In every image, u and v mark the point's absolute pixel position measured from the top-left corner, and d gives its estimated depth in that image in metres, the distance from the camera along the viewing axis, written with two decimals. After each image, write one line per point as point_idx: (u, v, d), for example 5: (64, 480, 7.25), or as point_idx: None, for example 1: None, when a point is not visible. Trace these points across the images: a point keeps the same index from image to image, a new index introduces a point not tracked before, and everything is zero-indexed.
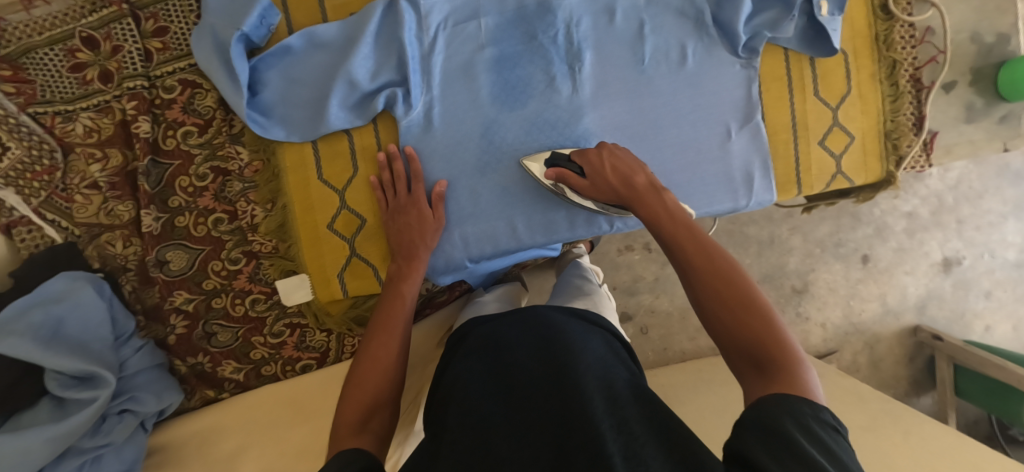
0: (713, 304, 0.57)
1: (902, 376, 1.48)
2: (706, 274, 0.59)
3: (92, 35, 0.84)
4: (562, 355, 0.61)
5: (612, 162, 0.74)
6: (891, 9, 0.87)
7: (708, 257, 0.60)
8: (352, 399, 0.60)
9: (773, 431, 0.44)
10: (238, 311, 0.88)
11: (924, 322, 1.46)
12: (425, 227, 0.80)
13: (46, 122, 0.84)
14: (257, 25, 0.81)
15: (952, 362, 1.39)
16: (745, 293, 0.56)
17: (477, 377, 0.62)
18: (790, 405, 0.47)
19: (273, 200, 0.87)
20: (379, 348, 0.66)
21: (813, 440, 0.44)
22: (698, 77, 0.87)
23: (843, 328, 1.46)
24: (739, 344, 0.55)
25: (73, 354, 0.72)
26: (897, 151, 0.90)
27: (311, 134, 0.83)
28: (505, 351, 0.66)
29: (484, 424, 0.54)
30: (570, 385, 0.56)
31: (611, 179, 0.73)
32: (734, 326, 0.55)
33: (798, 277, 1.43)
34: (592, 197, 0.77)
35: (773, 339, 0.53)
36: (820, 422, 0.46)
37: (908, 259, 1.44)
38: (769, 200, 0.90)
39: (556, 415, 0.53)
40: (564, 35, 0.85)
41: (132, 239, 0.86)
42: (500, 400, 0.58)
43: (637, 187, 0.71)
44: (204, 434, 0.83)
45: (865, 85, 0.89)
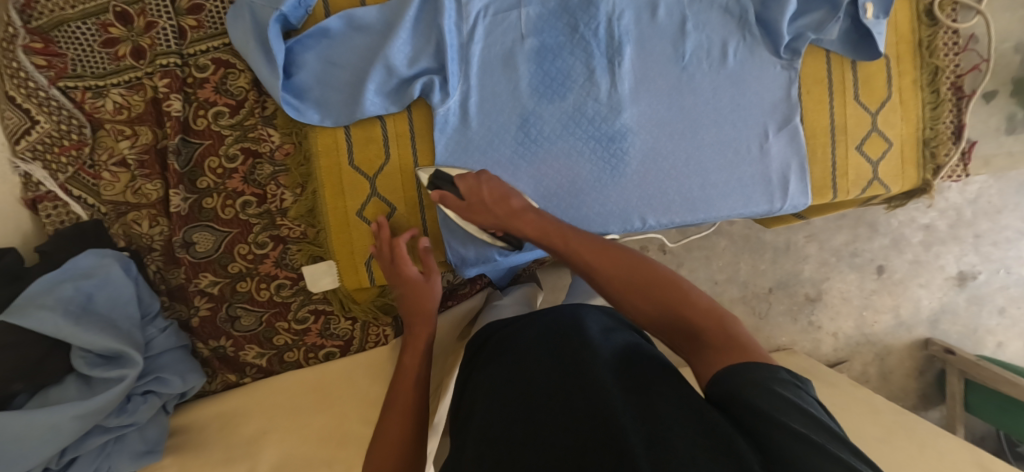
0: (626, 295, 0.66)
1: (911, 388, 1.48)
2: (610, 269, 0.68)
3: (126, 11, 0.82)
4: (578, 350, 0.60)
5: (489, 185, 0.76)
6: (936, 14, 0.86)
7: (607, 256, 0.69)
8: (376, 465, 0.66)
9: (745, 407, 0.48)
10: (264, 295, 0.87)
11: (936, 336, 1.46)
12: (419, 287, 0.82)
13: (76, 97, 0.82)
14: (295, 6, 0.79)
15: (963, 377, 1.38)
16: (648, 276, 0.66)
17: (495, 384, 0.61)
18: (749, 373, 0.51)
19: (303, 185, 0.86)
20: (394, 414, 0.71)
21: (778, 401, 0.47)
22: (740, 76, 0.86)
23: (854, 339, 1.45)
24: (666, 322, 0.63)
25: (103, 331, 0.71)
26: (936, 159, 0.89)
27: (345, 119, 0.82)
28: (520, 350, 0.65)
29: (507, 431, 0.53)
30: (590, 382, 0.54)
31: (487, 200, 0.76)
32: (653, 308, 0.64)
33: (812, 285, 1.42)
34: (470, 220, 0.79)
35: (689, 308, 0.62)
36: (779, 380, 0.50)
37: (924, 272, 1.43)
38: (804, 203, 0.89)
39: (575, 409, 0.52)
40: (606, 28, 0.83)
41: (159, 218, 0.85)
42: (514, 396, 0.57)
43: (513, 206, 0.75)
44: (225, 416, 0.84)
45: (907, 91, 0.89)
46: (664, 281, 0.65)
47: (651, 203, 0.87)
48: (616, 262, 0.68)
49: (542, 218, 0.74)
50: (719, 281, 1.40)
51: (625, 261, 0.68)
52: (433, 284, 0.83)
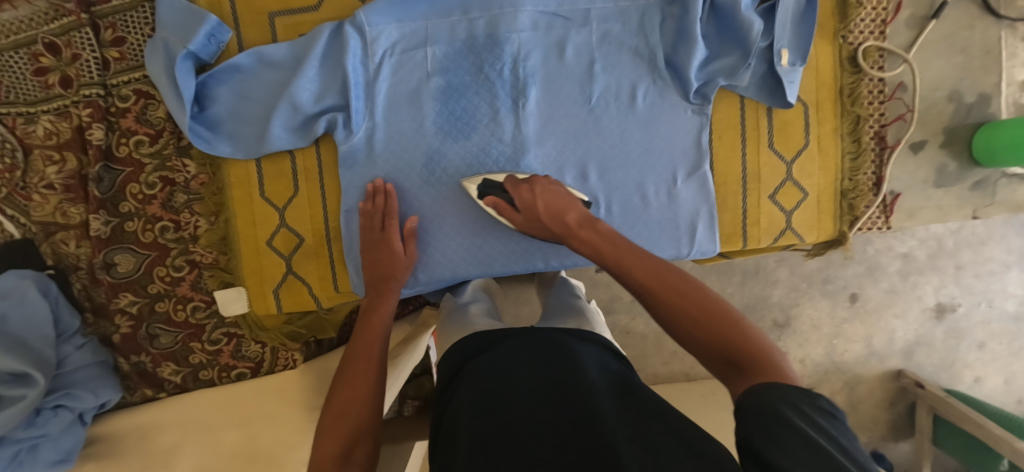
0: (680, 320, 0.57)
1: (880, 419, 1.42)
2: (661, 290, 0.59)
3: (55, 42, 0.86)
4: (569, 363, 0.56)
5: (543, 200, 0.76)
6: (859, 62, 0.83)
7: (659, 278, 0.60)
8: (334, 430, 0.59)
9: (764, 414, 0.42)
10: (180, 316, 0.91)
11: (910, 367, 1.40)
12: (397, 263, 0.82)
13: (9, 122, 0.88)
14: (206, 43, 0.81)
15: (932, 412, 1.33)
16: (704, 302, 0.56)
17: (476, 386, 0.55)
18: (781, 390, 0.44)
19: (216, 213, 0.89)
20: (350, 384, 0.65)
21: (806, 419, 0.41)
22: (648, 120, 0.85)
23: (823, 366, 1.40)
24: (712, 349, 0.54)
25: (9, 351, 0.75)
26: (853, 211, 0.87)
27: (255, 152, 0.85)
28: (514, 350, 0.60)
29: (502, 438, 0.47)
30: (579, 396, 0.51)
31: (543, 214, 0.75)
32: (699, 330, 0.55)
33: (781, 310, 1.37)
34: (526, 231, 0.79)
35: (742, 336, 0.53)
36: (818, 408, 0.42)
37: (899, 301, 1.37)
38: (713, 251, 0.88)
39: (563, 423, 0.48)
40: (511, 69, 0.83)
41: (83, 240, 0.89)
42: (498, 395, 0.53)
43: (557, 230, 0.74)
44: (141, 428, 0.86)
45: (826, 140, 0.86)
46: (710, 309, 0.56)
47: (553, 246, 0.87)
48: (667, 284, 0.59)
49: (597, 235, 0.70)
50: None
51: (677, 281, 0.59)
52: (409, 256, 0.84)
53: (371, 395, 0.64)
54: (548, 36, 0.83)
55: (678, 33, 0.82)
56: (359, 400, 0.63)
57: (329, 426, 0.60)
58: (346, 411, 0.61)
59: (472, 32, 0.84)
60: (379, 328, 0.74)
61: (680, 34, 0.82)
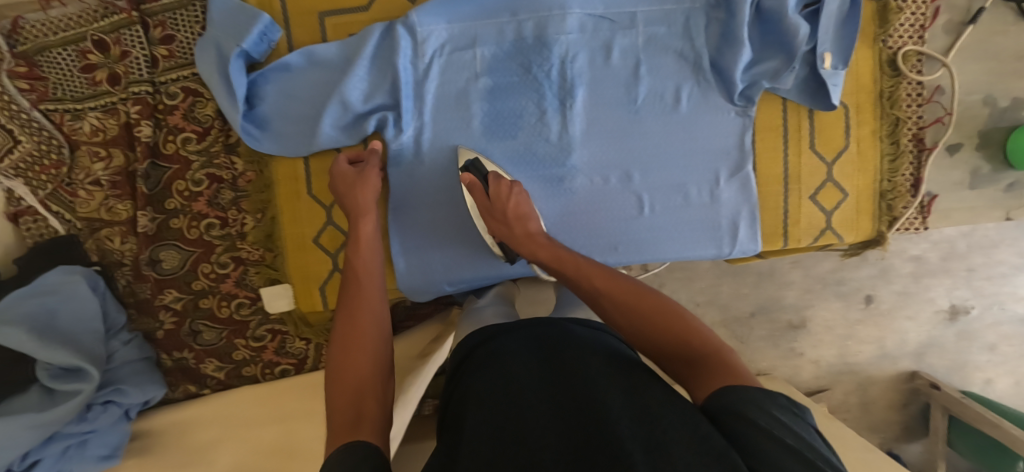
0: (638, 325, 0.62)
1: (892, 420, 1.44)
2: (621, 297, 0.65)
3: (103, 39, 0.87)
4: (575, 362, 0.55)
5: (515, 202, 0.78)
6: (899, 66, 0.86)
7: (617, 286, 0.67)
8: (339, 389, 0.58)
9: (733, 415, 0.46)
10: (224, 313, 0.91)
11: (923, 369, 1.41)
12: (367, 180, 0.80)
13: (56, 119, 0.88)
14: (257, 41, 0.82)
15: (947, 413, 1.34)
16: (661, 304, 0.63)
17: (479, 378, 0.56)
18: (745, 390, 0.49)
19: (262, 211, 0.89)
20: (355, 342, 0.64)
21: (772, 418, 0.45)
22: (693, 121, 0.86)
23: (837, 367, 1.41)
24: (665, 348, 0.60)
25: (65, 347, 0.75)
26: (892, 211, 0.89)
27: (303, 150, 0.85)
28: (516, 349, 0.59)
29: (505, 425, 0.48)
30: (587, 394, 0.50)
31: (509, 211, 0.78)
32: (649, 329, 0.61)
33: (795, 312, 1.39)
34: (489, 216, 0.81)
35: (691, 335, 0.59)
36: (779, 406, 0.47)
37: (911, 303, 1.39)
38: (754, 250, 0.89)
39: (570, 420, 0.47)
40: (559, 70, 0.84)
41: (129, 236, 0.90)
42: (504, 393, 0.52)
43: (517, 233, 0.78)
44: (182, 425, 0.86)
45: (865, 141, 0.87)
46: (659, 307, 0.62)
47: (601, 244, 0.88)
48: (626, 291, 0.66)
49: (552, 246, 0.76)
50: (699, 303, 1.37)
51: (628, 286, 0.66)
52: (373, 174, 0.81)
53: (375, 354, 0.63)
54: (594, 38, 0.84)
55: (724, 36, 0.82)
56: (361, 354, 0.62)
57: (338, 382, 0.59)
58: (348, 361, 0.61)
59: (520, 33, 0.84)
60: (376, 290, 0.71)
61: (726, 38, 0.82)
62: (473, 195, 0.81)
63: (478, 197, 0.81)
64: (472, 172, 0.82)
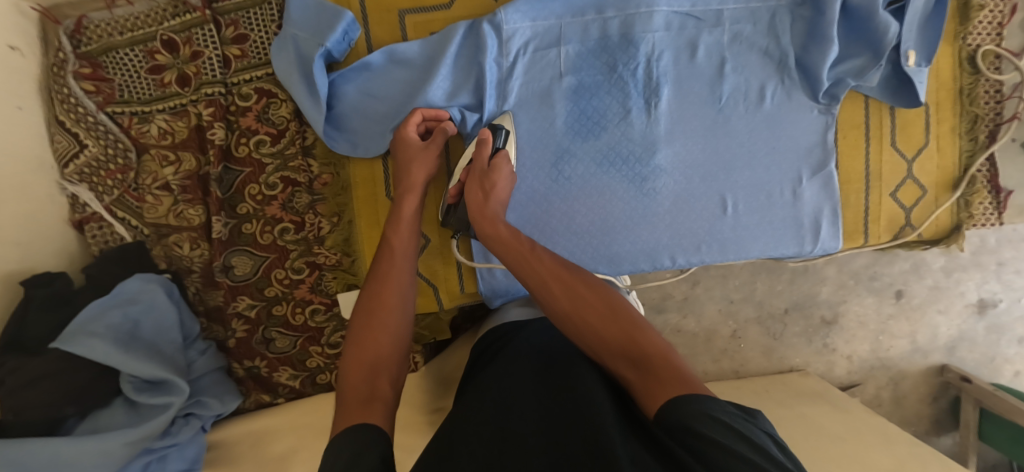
0: (592, 320, 0.64)
1: (923, 414, 1.38)
2: (575, 294, 0.66)
3: (173, 39, 0.84)
4: (571, 365, 0.62)
5: (500, 183, 0.76)
6: (978, 63, 0.85)
7: (573, 282, 0.68)
8: (354, 361, 0.63)
9: (684, 429, 0.48)
10: (298, 320, 0.89)
11: (953, 362, 1.35)
12: (426, 157, 0.79)
13: (123, 122, 0.85)
14: (339, 40, 0.80)
15: (979, 406, 1.28)
16: (614, 303, 0.65)
17: (479, 392, 0.60)
18: (696, 400, 0.50)
19: (339, 214, 0.87)
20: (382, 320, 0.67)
21: (726, 429, 0.47)
22: (777, 120, 0.86)
23: (869, 362, 1.36)
24: (620, 346, 0.61)
25: (150, 359, 0.73)
26: (970, 208, 0.89)
27: (384, 152, 0.84)
28: (518, 355, 0.67)
29: (501, 426, 0.53)
30: (582, 400, 0.55)
31: (484, 188, 0.75)
32: (603, 328, 0.63)
33: (829, 308, 1.33)
34: (472, 185, 0.76)
35: (642, 334, 0.61)
36: (728, 414, 0.49)
37: (943, 297, 1.32)
38: (835, 248, 0.89)
39: (560, 414, 0.54)
40: (645, 68, 0.83)
41: (199, 242, 0.87)
42: (499, 392, 0.58)
43: (487, 209, 0.74)
44: (257, 434, 0.83)
45: (945, 138, 0.88)
46: (613, 308, 0.64)
47: (683, 243, 0.87)
48: (583, 287, 0.67)
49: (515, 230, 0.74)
50: (735, 300, 1.32)
51: (585, 284, 0.68)
52: (433, 149, 0.79)
53: (395, 334, 0.67)
54: (679, 36, 0.83)
55: (810, 34, 0.82)
56: (381, 339, 0.65)
57: (352, 362, 0.63)
58: (366, 344, 0.65)
59: (606, 31, 0.83)
60: (402, 282, 0.72)
61: (812, 36, 0.82)
62: (477, 152, 0.77)
63: (473, 169, 0.77)
64: (493, 132, 0.79)
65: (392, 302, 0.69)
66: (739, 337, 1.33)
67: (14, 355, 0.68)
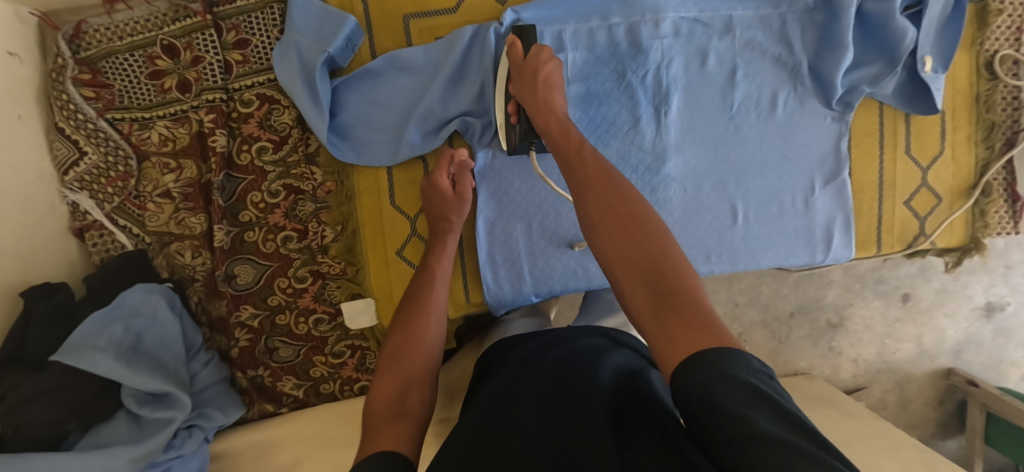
0: (616, 230, 0.59)
1: (929, 417, 1.36)
2: (605, 202, 0.61)
3: (173, 44, 0.82)
4: (581, 364, 0.59)
5: (549, 68, 0.72)
6: (995, 68, 0.83)
7: (606, 185, 0.62)
8: (388, 378, 0.63)
9: (700, 397, 0.41)
10: (302, 329, 0.88)
11: (959, 366, 1.34)
12: (456, 203, 0.79)
13: (123, 128, 0.84)
14: (343, 47, 0.78)
15: (985, 410, 1.26)
16: (645, 217, 0.59)
17: (481, 406, 0.58)
18: (713, 358, 0.43)
19: (343, 223, 0.86)
20: (413, 337, 0.68)
21: (748, 395, 0.40)
22: (788, 126, 0.84)
23: (875, 366, 1.34)
24: (639, 264, 0.55)
25: (153, 372, 0.72)
26: (985, 218, 0.87)
27: (389, 160, 0.82)
28: (528, 365, 0.63)
29: (496, 438, 0.51)
30: (584, 403, 0.52)
31: (533, 81, 0.72)
32: (629, 246, 0.57)
33: (835, 311, 1.32)
34: (516, 77, 0.73)
35: (667, 258, 0.55)
36: (752, 373, 0.42)
37: (951, 300, 1.31)
38: (847, 256, 0.87)
39: (555, 428, 0.50)
40: (654, 75, 0.82)
41: (201, 250, 0.85)
42: (501, 410, 0.55)
43: (541, 99, 0.71)
44: (261, 445, 0.82)
45: (960, 147, 0.86)
46: (643, 224, 0.58)
47: (693, 253, 0.86)
48: (612, 196, 0.61)
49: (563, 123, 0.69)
50: (740, 303, 1.31)
51: (620, 194, 0.61)
52: (463, 195, 0.79)
53: (426, 358, 0.67)
54: (690, 42, 0.81)
55: (823, 40, 0.81)
56: (414, 359, 0.66)
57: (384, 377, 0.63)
58: (398, 363, 0.65)
59: (614, 38, 0.81)
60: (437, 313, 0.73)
61: (826, 42, 0.80)
62: (511, 52, 0.75)
63: (518, 67, 0.73)
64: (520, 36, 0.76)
65: (430, 321, 0.71)
66: (744, 340, 1.32)
67: (17, 370, 0.67)
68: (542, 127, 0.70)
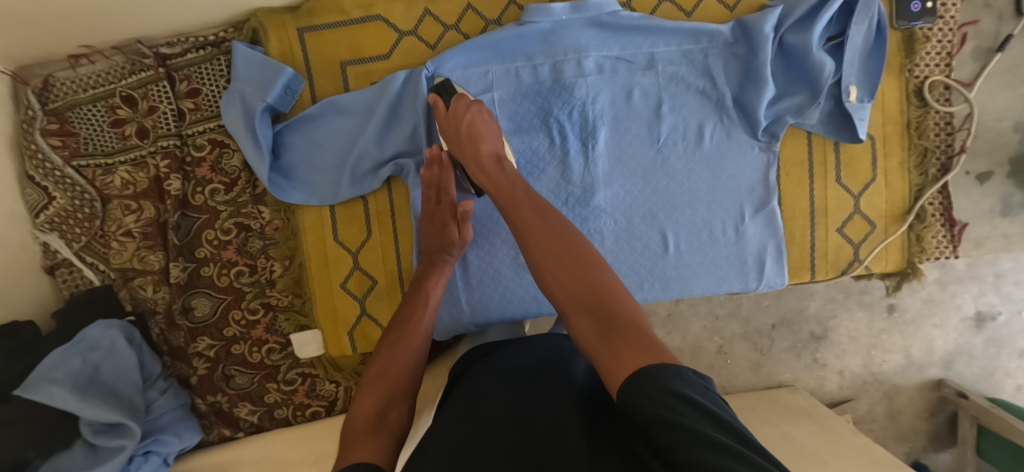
0: (552, 263, 0.61)
1: (921, 430, 1.25)
2: (544, 239, 0.63)
3: (131, 95, 0.88)
4: (551, 377, 0.59)
5: (471, 117, 0.74)
6: (925, 95, 0.85)
7: (544, 221, 0.65)
8: (375, 388, 0.62)
9: (653, 416, 0.42)
10: (256, 358, 0.94)
11: (950, 377, 1.23)
12: (447, 235, 0.79)
13: (88, 174, 0.90)
14: (281, 94, 0.83)
15: (977, 423, 1.17)
16: (582, 250, 0.61)
17: (452, 410, 0.56)
18: (658, 379, 0.44)
19: (291, 258, 0.91)
20: (404, 347, 0.67)
21: (694, 408, 0.42)
22: (717, 159, 0.85)
23: (861, 377, 1.24)
24: (583, 294, 0.57)
25: (106, 404, 0.77)
26: (921, 242, 0.88)
27: (329, 199, 0.87)
28: (497, 370, 0.63)
29: (467, 441, 0.50)
30: (551, 417, 0.52)
31: (463, 133, 0.74)
32: (572, 279, 0.59)
33: (817, 323, 1.22)
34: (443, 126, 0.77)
35: (607, 288, 0.57)
36: (691, 385, 0.45)
37: (938, 311, 1.21)
38: (781, 283, 0.89)
39: (527, 439, 0.50)
40: (580, 112, 0.84)
41: (161, 285, 0.91)
42: (473, 415, 0.54)
43: (482, 153, 0.73)
44: (218, 467, 0.86)
45: (893, 173, 0.87)
46: (580, 257, 0.61)
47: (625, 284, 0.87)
48: (548, 231, 0.64)
49: (500, 168, 0.72)
50: (721, 316, 1.22)
51: (557, 230, 0.64)
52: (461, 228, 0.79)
53: (410, 368, 0.66)
54: (615, 79, 0.84)
55: (746, 73, 0.83)
56: (399, 370, 0.65)
57: (367, 389, 0.62)
58: (384, 371, 0.64)
59: (538, 77, 0.84)
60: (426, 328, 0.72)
61: (749, 75, 0.82)
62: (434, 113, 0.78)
63: (449, 127, 0.75)
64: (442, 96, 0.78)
65: (415, 334, 0.70)
66: (725, 353, 1.23)
67: None
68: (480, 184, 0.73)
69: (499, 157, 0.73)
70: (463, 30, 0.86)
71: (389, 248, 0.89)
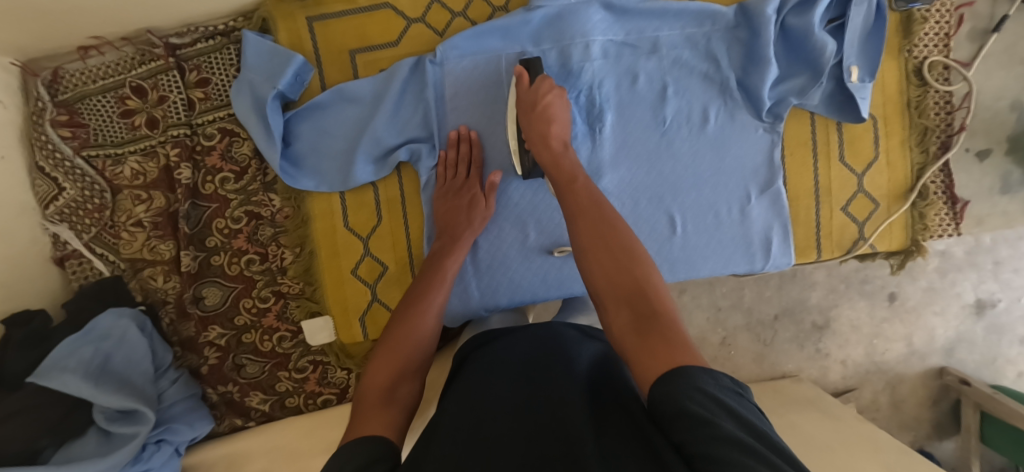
0: (599, 253, 0.61)
1: (924, 418, 1.26)
2: (593, 232, 0.63)
3: (141, 85, 0.89)
4: (558, 359, 0.59)
5: (549, 99, 0.76)
6: (925, 75, 0.86)
7: (598, 214, 0.65)
8: (386, 364, 0.62)
9: (674, 407, 0.42)
10: (267, 346, 0.94)
11: (951, 364, 1.24)
12: (475, 212, 0.82)
13: (98, 165, 0.90)
14: (291, 82, 0.84)
15: (979, 409, 1.18)
16: (632, 245, 0.61)
17: (461, 393, 0.57)
18: (687, 376, 0.44)
19: (301, 246, 0.92)
20: (415, 324, 0.67)
21: (718, 407, 0.41)
22: (721, 141, 0.86)
23: (864, 367, 1.25)
24: (625, 286, 0.57)
25: (119, 391, 0.77)
26: (923, 220, 0.89)
27: (339, 186, 0.87)
28: (505, 357, 0.63)
29: (479, 418, 0.51)
30: (560, 394, 0.53)
31: (535, 112, 0.76)
32: (616, 271, 0.59)
33: (820, 313, 1.23)
34: (518, 99, 0.78)
35: (651, 284, 0.57)
36: (722, 387, 0.43)
37: (939, 299, 1.22)
38: (786, 263, 0.90)
39: (537, 416, 0.50)
40: (587, 96, 0.85)
41: (171, 275, 0.91)
42: (483, 397, 0.54)
43: (550, 134, 0.75)
44: (229, 457, 0.86)
45: (895, 152, 0.88)
46: (630, 251, 0.60)
47: None
48: (596, 226, 0.64)
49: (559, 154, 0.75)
50: (724, 307, 1.23)
51: (608, 223, 0.64)
52: (486, 202, 0.82)
53: (421, 346, 0.66)
54: (620, 64, 0.85)
55: (748, 57, 0.84)
56: (409, 348, 0.65)
57: (377, 364, 0.62)
58: (394, 347, 0.64)
59: (546, 62, 0.85)
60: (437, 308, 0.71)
61: (752, 59, 0.84)
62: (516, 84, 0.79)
63: (526, 102, 0.77)
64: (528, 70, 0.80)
65: (427, 312, 0.69)
66: (728, 344, 1.23)
67: None
68: (539, 160, 0.76)
69: (565, 141, 0.76)
70: (470, 17, 0.87)
71: (399, 233, 0.89)
